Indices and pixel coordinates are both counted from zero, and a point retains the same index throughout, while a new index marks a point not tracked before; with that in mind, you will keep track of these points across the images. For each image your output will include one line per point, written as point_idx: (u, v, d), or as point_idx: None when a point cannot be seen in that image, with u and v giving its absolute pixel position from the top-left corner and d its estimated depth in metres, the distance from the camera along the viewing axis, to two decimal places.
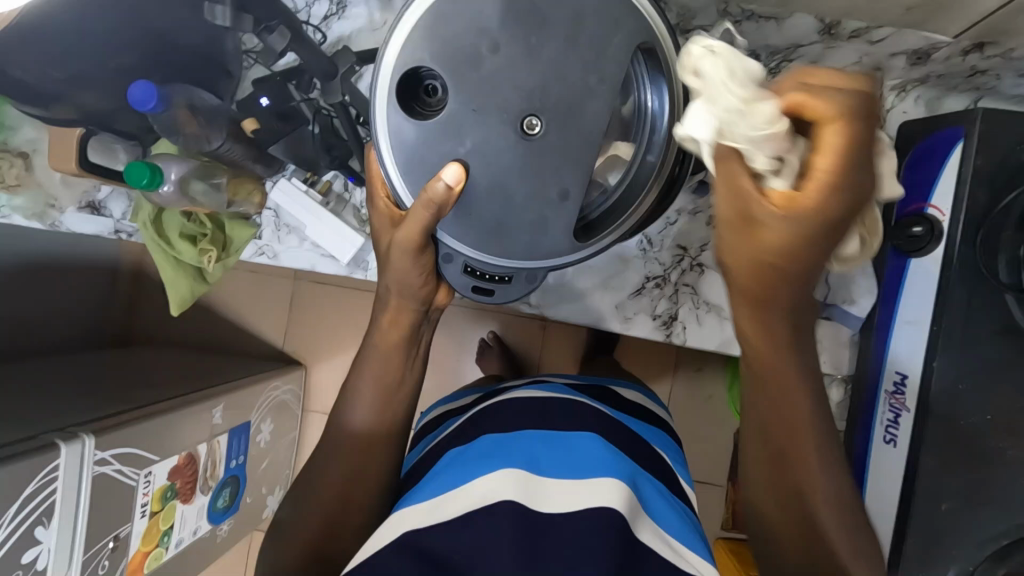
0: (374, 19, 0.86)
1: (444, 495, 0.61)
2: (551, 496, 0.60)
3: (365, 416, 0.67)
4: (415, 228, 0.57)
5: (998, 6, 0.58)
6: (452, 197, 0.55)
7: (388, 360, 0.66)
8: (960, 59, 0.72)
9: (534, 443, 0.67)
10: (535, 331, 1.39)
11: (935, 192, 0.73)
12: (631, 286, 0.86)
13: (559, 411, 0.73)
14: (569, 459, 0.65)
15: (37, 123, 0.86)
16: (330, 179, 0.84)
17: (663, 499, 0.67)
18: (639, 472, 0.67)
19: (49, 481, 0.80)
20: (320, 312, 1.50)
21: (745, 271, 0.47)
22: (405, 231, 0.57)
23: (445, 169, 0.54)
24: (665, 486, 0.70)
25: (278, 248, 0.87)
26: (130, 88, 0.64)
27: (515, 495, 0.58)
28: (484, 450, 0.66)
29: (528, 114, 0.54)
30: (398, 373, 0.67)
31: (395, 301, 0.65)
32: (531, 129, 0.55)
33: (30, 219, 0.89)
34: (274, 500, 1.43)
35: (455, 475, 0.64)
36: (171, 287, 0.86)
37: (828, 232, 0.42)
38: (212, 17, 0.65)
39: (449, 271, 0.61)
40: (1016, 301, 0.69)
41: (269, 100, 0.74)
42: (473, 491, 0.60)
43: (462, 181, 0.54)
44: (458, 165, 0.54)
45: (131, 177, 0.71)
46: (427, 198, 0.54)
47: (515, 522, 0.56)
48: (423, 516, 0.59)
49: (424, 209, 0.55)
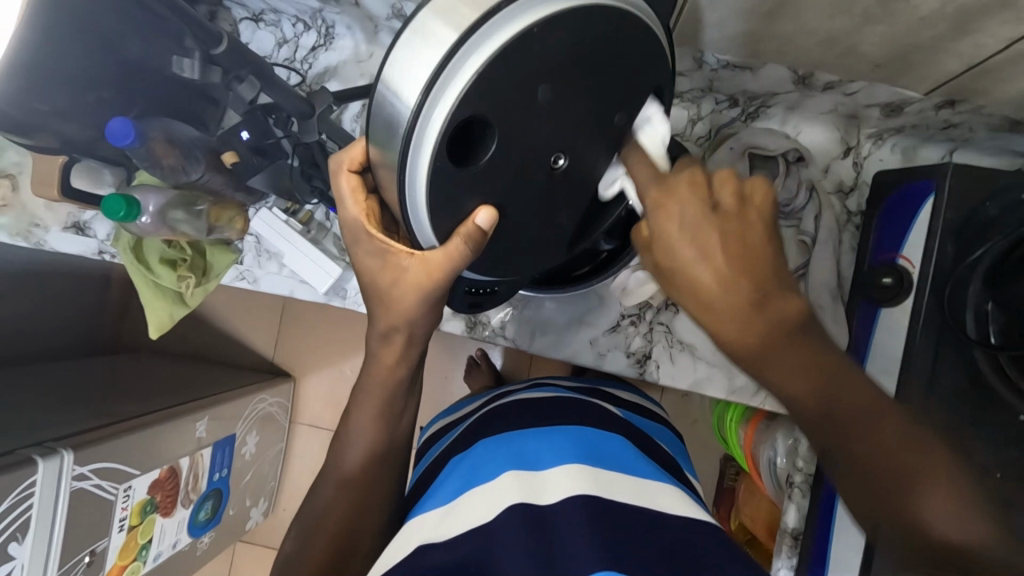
0: (360, 51, 0.88)
1: (454, 502, 0.59)
2: (553, 486, 0.58)
3: (369, 444, 0.64)
4: (445, 270, 0.54)
5: (963, 69, 0.64)
6: (485, 238, 0.52)
7: (384, 381, 0.64)
8: (932, 113, 0.76)
9: (530, 437, 0.66)
10: (523, 353, 1.38)
11: (906, 244, 0.74)
12: (606, 321, 0.87)
13: (557, 411, 0.71)
14: (552, 445, 0.64)
15: (23, 147, 0.88)
16: (311, 209, 0.87)
17: (677, 486, 0.66)
18: (649, 464, 0.66)
19: (25, 496, 0.79)
20: (307, 323, 1.51)
21: (684, 252, 0.49)
22: (431, 273, 0.54)
23: (474, 211, 0.51)
24: (676, 478, 0.69)
25: (259, 274, 0.90)
26: (109, 123, 0.66)
27: (519, 497, 0.56)
28: (479, 453, 0.65)
29: (556, 150, 0.51)
30: (400, 390, 0.65)
31: (386, 340, 0.62)
32: (556, 164, 0.52)
33: (14, 238, 0.91)
34: (258, 511, 1.43)
35: (463, 480, 0.62)
36: (150, 311, 0.86)
37: (697, 193, 0.50)
38: (178, 68, 0.73)
39: (454, 295, 0.63)
40: (983, 356, 0.69)
41: (249, 135, 0.74)
42: (481, 496, 0.58)
43: (496, 221, 0.51)
44: (488, 206, 0.51)
45: (108, 210, 0.72)
46: (462, 244, 0.51)
47: (520, 520, 0.53)
48: (431, 529, 0.56)
49: (457, 255, 0.52)
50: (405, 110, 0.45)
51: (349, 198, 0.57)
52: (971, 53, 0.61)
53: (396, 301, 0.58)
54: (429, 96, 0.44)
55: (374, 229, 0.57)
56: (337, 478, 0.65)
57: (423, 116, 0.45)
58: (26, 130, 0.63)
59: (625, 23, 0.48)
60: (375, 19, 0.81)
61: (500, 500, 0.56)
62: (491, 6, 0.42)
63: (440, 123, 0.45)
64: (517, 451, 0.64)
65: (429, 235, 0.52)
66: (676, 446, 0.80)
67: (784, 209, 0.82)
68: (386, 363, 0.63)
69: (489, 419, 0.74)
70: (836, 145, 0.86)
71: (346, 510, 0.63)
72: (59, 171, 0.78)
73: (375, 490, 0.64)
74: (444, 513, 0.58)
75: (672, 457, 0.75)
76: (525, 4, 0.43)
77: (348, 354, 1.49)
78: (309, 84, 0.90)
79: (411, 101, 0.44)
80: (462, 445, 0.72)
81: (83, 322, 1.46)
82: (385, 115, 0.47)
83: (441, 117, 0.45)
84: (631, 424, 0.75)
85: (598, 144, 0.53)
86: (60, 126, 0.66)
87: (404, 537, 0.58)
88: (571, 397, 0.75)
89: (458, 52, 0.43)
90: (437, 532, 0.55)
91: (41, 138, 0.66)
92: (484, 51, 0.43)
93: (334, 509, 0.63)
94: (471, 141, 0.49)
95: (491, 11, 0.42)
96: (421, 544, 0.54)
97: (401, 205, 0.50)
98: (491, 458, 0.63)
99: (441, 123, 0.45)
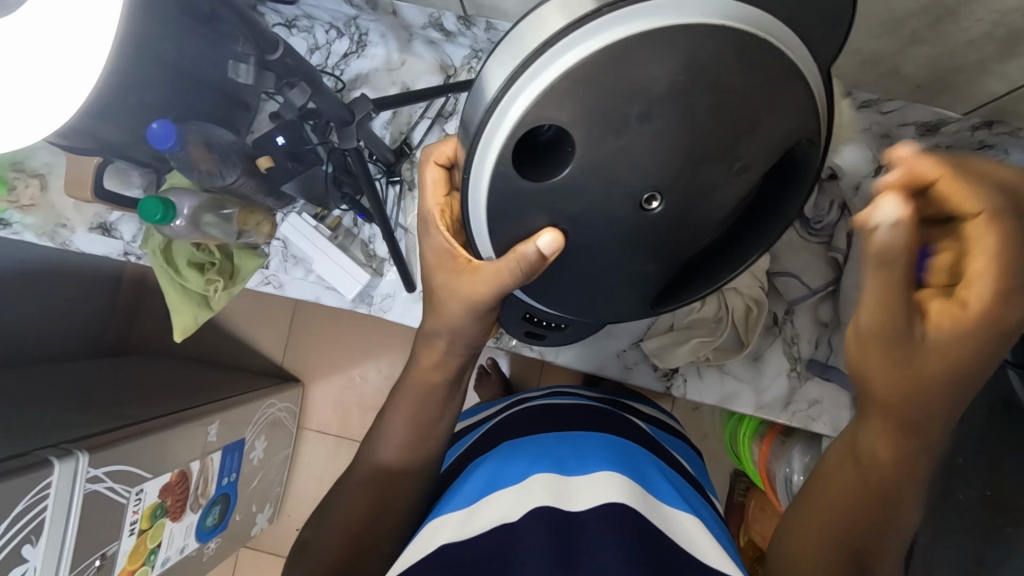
0: (392, 59, 0.87)
1: (478, 503, 0.58)
2: (582, 494, 0.57)
3: (397, 444, 0.64)
4: (492, 285, 0.53)
5: (1005, 91, 0.65)
6: (544, 263, 0.48)
7: (425, 389, 0.64)
8: (968, 134, 0.77)
9: (562, 446, 0.65)
10: (534, 363, 1.38)
11: None
12: (633, 334, 0.87)
13: (584, 418, 0.72)
14: (581, 453, 0.63)
15: (54, 147, 0.89)
16: (339, 214, 0.88)
17: (709, 513, 0.64)
18: (681, 483, 0.65)
19: (40, 498, 0.78)
20: (321, 328, 1.50)
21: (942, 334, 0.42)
22: (479, 285, 0.54)
23: (539, 232, 0.47)
24: (705, 501, 0.67)
25: (284, 279, 0.89)
26: (150, 126, 0.66)
27: (545, 500, 0.55)
28: (507, 454, 0.64)
29: (652, 190, 0.43)
30: (439, 397, 0.65)
31: (442, 347, 0.63)
32: (649, 206, 0.44)
33: (41, 238, 0.90)
34: (263, 517, 1.41)
35: (486, 480, 0.61)
36: (175, 314, 0.87)
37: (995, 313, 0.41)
38: (236, 74, 0.70)
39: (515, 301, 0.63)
40: (1018, 377, 0.68)
41: (285, 140, 0.73)
42: (507, 498, 0.57)
43: (559, 248, 0.46)
44: (554, 229, 0.46)
45: (144, 212, 0.72)
46: (518, 265, 0.48)
47: (545, 528, 0.52)
48: (455, 527, 0.55)
49: (515, 273, 0.49)
50: (485, 100, 0.44)
51: (427, 190, 0.59)
52: (1014, 76, 0.62)
53: (449, 312, 0.58)
54: (509, 93, 0.42)
55: (442, 224, 0.57)
56: (362, 485, 0.64)
57: (501, 109, 0.43)
58: (64, 132, 0.63)
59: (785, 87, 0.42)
60: (411, 28, 0.89)
61: (522, 505, 0.55)
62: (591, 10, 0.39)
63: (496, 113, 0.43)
64: (545, 455, 0.63)
65: (487, 248, 0.52)
66: (697, 463, 0.79)
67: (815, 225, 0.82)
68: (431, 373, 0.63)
69: (515, 420, 0.74)
70: None
71: (369, 508, 0.62)
72: (91, 171, 0.78)
73: (403, 499, 0.63)
74: (466, 512, 0.57)
75: (691, 472, 0.73)
76: (630, 12, 0.39)
77: (359, 360, 1.48)
78: (345, 90, 0.88)
79: (491, 93, 0.43)
80: (483, 447, 0.71)
81: (95, 322, 1.46)
82: (472, 102, 0.46)
83: (514, 115, 0.43)
84: (655, 438, 0.74)
85: (692, 182, 0.43)
86: (97, 127, 0.65)
87: (425, 534, 0.57)
88: (596, 407, 0.76)
89: (550, 51, 0.40)
90: (461, 531, 0.55)
91: (77, 138, 0.66)
92: (569, 58, 0.40)
93: (355, 506, 0.63)
94: (553, 137, 0.45)
95: (596, 12, 0.39)
96: (443, 542, 0.53)
97: (463, 208, 0.50)
98: (518, 461, 0.62)
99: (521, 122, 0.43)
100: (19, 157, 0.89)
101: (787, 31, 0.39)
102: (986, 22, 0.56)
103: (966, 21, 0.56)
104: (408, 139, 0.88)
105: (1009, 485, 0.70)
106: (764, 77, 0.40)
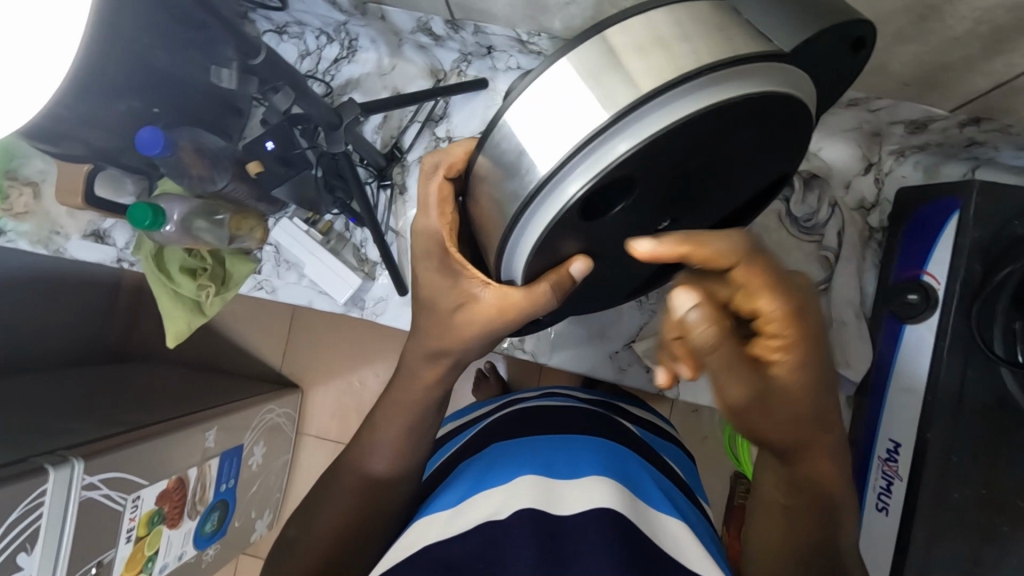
0: (383, 64, 0.89)
1: (464, 505, 0.58)
2: (569, 496, 0.57)
3: (385, 447, 0.64)
4: (523, 310, 0.55)
5: (992, 87, 0.65)
6: (572, 285, 0.54)
7: (422, 396, 0.64)
8: (957, 131, 0.76)
9: (548, 450, 0.64)
10: (532, 367, 1.38)
11: (931, 260, 0.74)
12: (624, 335, 0.88)
13: (575, 420, 0.72)
14: (568, 455, 0.63)
15: (47, 156, 0.89)
16: (331, 219, 0.88)
17: (696, 517, 0.64)
18: (669, 486, 0.65)
19: (35, 506, 0.78)
20: (319, 333, 1.50)
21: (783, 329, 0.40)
22: (504, 307, 0.55)
23: (570, 261, 0.53)
24: (691, 502, 0.67)
25: (277, 283, 0.89)
26: (139, 132, 0.66)
27: (530, 502, 0.55)
28: (494, 457, 0.64)
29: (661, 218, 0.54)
30: (434, 402, 0.65)
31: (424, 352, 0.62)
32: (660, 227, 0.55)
33: (35, 245, 0.91)
34: (263, 524, 1.41)
35: (473, 483, 0.61)
36: (168, 320, 0.87)
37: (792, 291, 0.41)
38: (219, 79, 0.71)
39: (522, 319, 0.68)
40: (1012, 375, 0.68)
41: (274, 144, 0.73)
42: (493, 500, 0.57)
43: (586, 273, 0.54)
44: (584, 256, 0.53)
45: (135, 218, 0.73)
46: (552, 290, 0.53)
47: (531, 529, 0.52)
48: (443, 529, 0.55)
49: (552, 297, 0.54)
50: (534, 176, 0.45)
51: (428, 205, 0.55)
52: (1000, 73, 0.62)
53: (467, 331, 0.58)
54: (565, 168, 0.45)
55: (454, 247, 0.55)
56: (351, 488, 0.64)
57: (554, 186, 0.45)
58: (54, 138, 0.64)
59: (791, 119, 0.48)
60: (400, 33, 0.85)
61: (508, 508, 0.55)
62: (690, 70, 0.42)
63: (539, 177, 0.45)
64: (532, 458, 0.62)
65: (517, 274, 0.53)
66: (688, 466, 0.78)
67: (805, 224, 0.85)
68: (430, 380, 0.63)
69: (506, 421, 0.73)
70: (857, 162, 0.87)
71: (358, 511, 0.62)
72: (84, 178, 0.79)
73: (391, 501, 0.63)
74: (452, 516, 0.57)
75: (680, 475, 0.73)
76: (673, 95, 0.43)
77: (358, 365, 1.48)
78: (335, 94, 0.91)
79: (543, 172, 0.45)
80: (471, 449, 0.70)
81: (93, 330, 1.46)
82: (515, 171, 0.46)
83: (570, 193, 0.45)
84: (645, 442, 0.74)
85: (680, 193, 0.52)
86: (87, 134, 0.66)
87: (411, 536, 0.56)
88: (586, 408, 0.76)
89: (606, 135, 0.43)
90: (447, 534, 0.54)
91: (67, 146, 0.67)
92: (621, 135, 0.43)
93: (346, 508, 0.63)
94: (601, 203, 0.49)
95: (694, 74, 0.42)
96: (430, 545, 0.53)
97: (506, 259, 0.52)
98: (504, 464, 0.61)
99: (575, 194, 0.45)
100: (13, 166, 0.90)
101: (798, 77, 0.46)
102: (968, 18, 0.56)
103: (949, 18, 0.56)
104: (399, 143, 0.89)
105: (1007, 482, 0.68)
106: (770, 113, 0.46)
